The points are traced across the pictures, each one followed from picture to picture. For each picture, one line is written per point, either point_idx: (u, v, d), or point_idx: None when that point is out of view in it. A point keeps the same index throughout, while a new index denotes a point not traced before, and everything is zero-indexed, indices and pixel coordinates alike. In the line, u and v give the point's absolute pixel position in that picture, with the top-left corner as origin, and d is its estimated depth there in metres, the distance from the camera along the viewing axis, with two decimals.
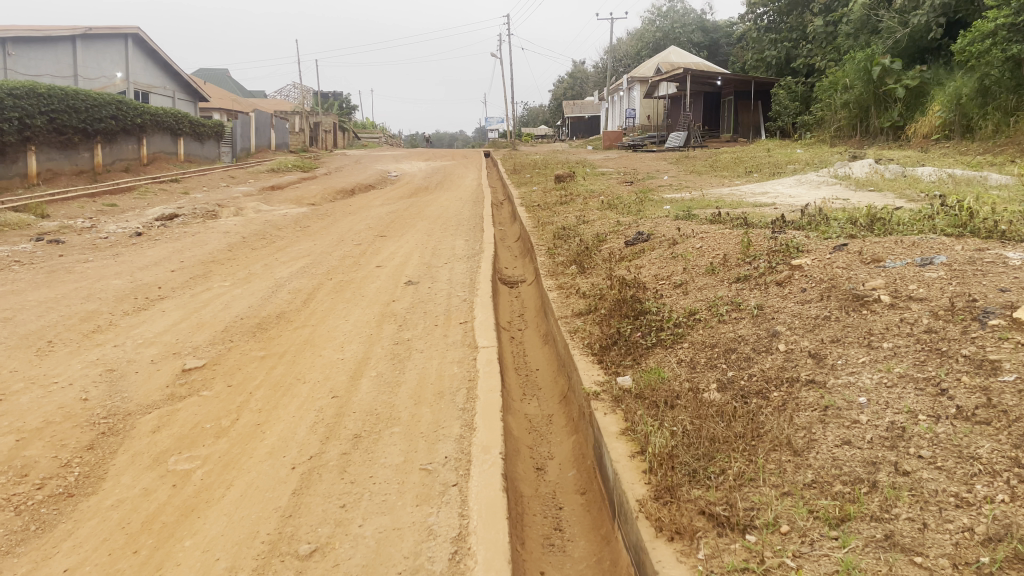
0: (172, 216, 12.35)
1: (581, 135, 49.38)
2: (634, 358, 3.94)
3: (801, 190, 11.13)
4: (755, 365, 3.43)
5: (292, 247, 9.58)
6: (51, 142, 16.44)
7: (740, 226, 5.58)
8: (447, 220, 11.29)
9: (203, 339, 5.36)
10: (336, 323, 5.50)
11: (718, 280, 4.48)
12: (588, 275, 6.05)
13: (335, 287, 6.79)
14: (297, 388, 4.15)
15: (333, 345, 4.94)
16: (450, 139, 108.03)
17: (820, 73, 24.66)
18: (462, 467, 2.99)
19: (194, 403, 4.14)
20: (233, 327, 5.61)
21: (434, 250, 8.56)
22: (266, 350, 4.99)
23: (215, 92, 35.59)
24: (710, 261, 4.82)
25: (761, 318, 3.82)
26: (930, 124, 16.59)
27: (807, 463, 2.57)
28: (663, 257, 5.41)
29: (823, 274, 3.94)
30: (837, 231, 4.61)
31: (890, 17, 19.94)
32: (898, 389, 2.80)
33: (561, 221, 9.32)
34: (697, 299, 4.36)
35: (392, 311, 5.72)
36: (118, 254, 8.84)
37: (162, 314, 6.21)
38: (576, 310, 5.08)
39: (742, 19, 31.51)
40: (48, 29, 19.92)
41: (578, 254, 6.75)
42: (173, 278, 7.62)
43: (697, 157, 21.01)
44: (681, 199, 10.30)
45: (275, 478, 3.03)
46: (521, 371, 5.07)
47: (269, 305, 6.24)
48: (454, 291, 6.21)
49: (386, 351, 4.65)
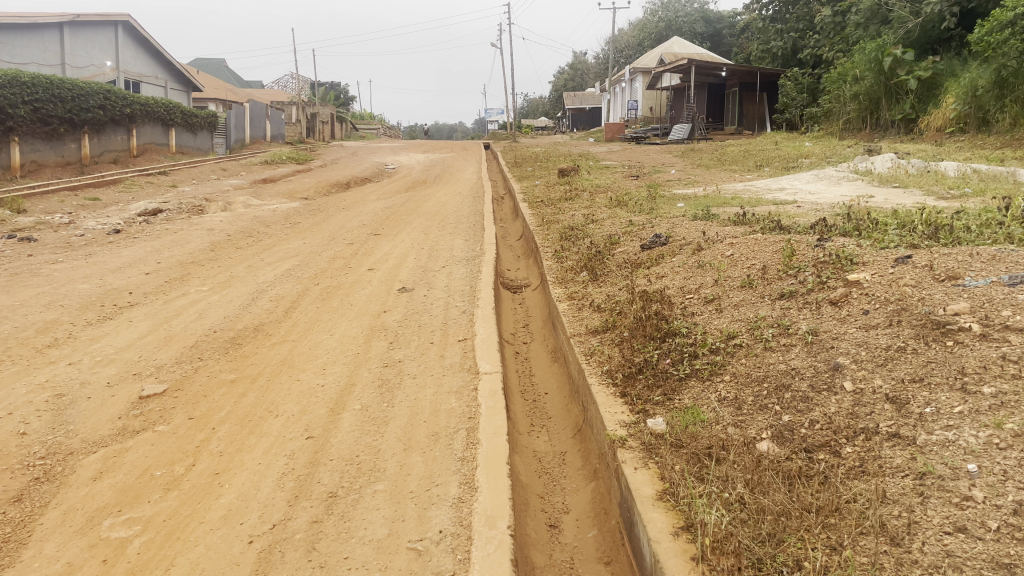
0: (157, 212, 11.73)
1: (582, 126, 48.68)
2: (665, 392, 3.32)
3: (820, 186, 10.50)
4: (817, 409, 2.83)
5: (281, 246, 8.97)
6: (36, 133, 15.80)
7: (775, 231, 4.98)
8: (446, 217, 10.70)
9: (168, 358, 4.73)
10: (319, 339, 4.89)
11: (758, 296, 3.87)
12: (601, 283, 5.45)
13: (322, 294, 6.18)
14: (267, 425, 3.53)
15: (314, 367, 4.33)
16: (450, 130, 107.37)
17: (827, 64, 23.98)
18: (461, 548, 2.39)
19: (145, 443, 3.52)
20: (204, 342, 5.00)
21: (431, 251, 7.94)
22: (238, 373, 4.38)
23: (210, 83, 34.91)
24: (746, 273, 4.21)
25: (816, 346, 3.21)
26: (944, 116, 15.97)
27: (911, 560, 1.97)
28: (688, 266, 4.80)
29: (887, 293, 3.33)
30: (894, 238, 4.01)
31: (902, 7, 19.27)
32: (1016, 454, 2.19)
33: (567, 221, 8.70)
34: (735, 318, 3.75)
35: (383, 324, 5.11)
36: (92, 254, 8.23)
37: (128, 326, 5.59)
38: (590, 327, 4.47)
39: (747, 10, 30.83)
40: (34, 16, 19.25)
41: (589, 258, 6.15)
42: (147, 282, 7.01)
43: (703, 150, 20.39)
44: (693, 196, 9.69)
45: (226, 557, 2.42)
46: (528, 396, 4.46)
47: (247, 315, 5.63)
48: (452, 300, 5.60)
49: (373, 377, 4.03)
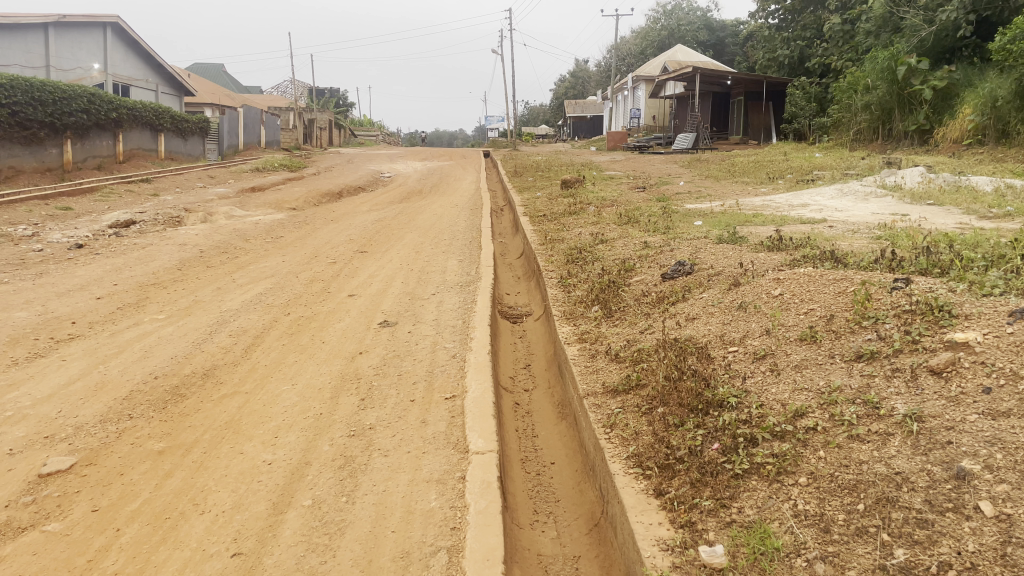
0: (130, 223, 10.90)
1: (584, 134, 47.85)
2: (718, 496, 2.47)
3: (845, 203, 9.65)
4: (950, 545, 1.99)
5: (257, 265, 8.13)
6: (13, 137, 14.96)
7: (829, 264, 4.15)
8: (441, 232, 9.88)
9: (90, 416, 3.86)
10: (277, 392, 4.02)
11: (826, 356, 3.05)
12: (616, 321, 4.62)
13: (290, 328, 5.31)
14: (189, 528, 2.67)
15: (264, 433, 3.47)
16: (451, 138, 106.70)
17: (836, 74, 23.19)
18: None
19: (25, 550, 2.64)
20: (140, 393, 4.14)
21: (421, 274, 7.11)
22: (169, 440, 3.50)
23: (205, 87, 34.10)
24: (807, 320, 3.37)
25: (924, 439, 2.36)
26: (961, 127, 15.11)
27: None
28: (725, 306, 3.97)
29: (1015, 366, 2.51)
30: (998, 282, 3.18)
31: (914, 14, 18.46)
32: None
33: (573, 240, 7.88)
34: (799, 388, 2.91)
35: (356, 371, 4.25)
36: (43, 273, 7.39)
37: (57, 367, 4.72)
38: (607, 385, 3.62)
39: (752, 19, 30.07)
40: (18, 16, 18.43)
41: (602, 286, 5.31)
42: (96, 309, 6.16)
43: (710, 160, 19.57)
44: (709, 212, 8.87)
45: None
46: (531, 470, 3.61)
47: (200, 355, 4.77)
48: (441, 339, 4.76)
49: (334, 453, 3.17)
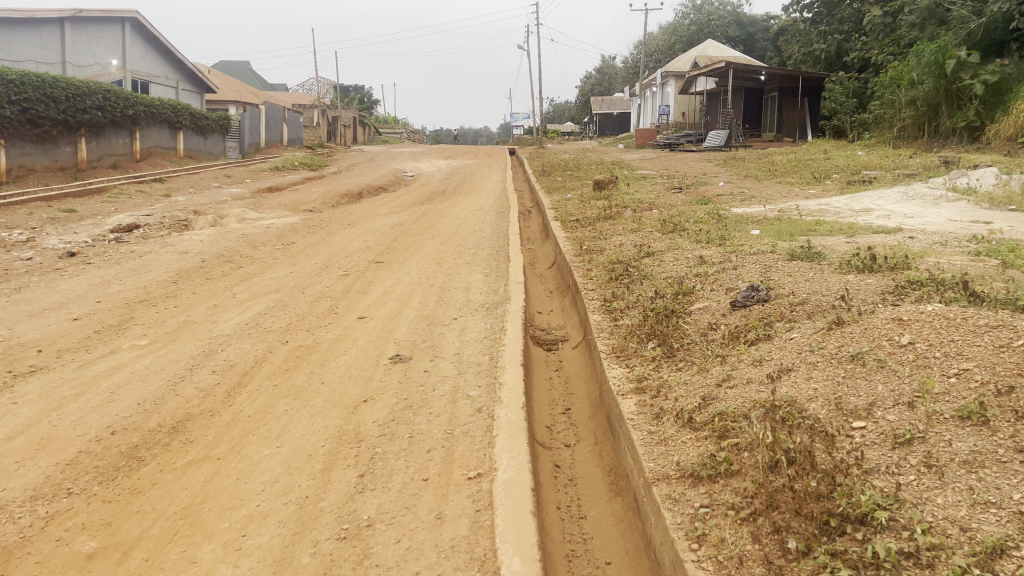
0: (133, 227, 10.17)
1: (609, 131, 46.69)
2: None
3: (914, 208, 8.63)
4: None
5: (262, 276, 7.33)
6: (24, 135, 14.31)
7: (964, 303, 3.23)
8: (465, 239, 9.04)
9: (19, 491, 3.04)
10: (257, 459, 3.18)
11: (1017, 447, 2.15)
12: (681, 363, 3.74)
13: (285, 363, 4.45)
14: None
15: (230, 529, 2.63)
16: (475, 135, 105.88)
17: (877, 67, 21.91)
18: None
19: None
20: (89, 457, 3.31)
21: (443, 291, 6.25)
22: (107, 537, 2.66)
23: (227, 84, 33.54)
24: (972, 390, 2.45)
25: None
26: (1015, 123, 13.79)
27: None
28: (830, 356, 3.05)
29: None
30: None
31: (963, 5, 17.14)
32: None
33: (613, 251, 6.96)
34: (989, 505, 2.00)
35: (358, 429, 3.39)
36: (23, 288, 6.65)
37: (3, 412, 3.91)
38: (686, 465, 2.72)
39: (788, 12, 28.81)
40: (33, 11, 17.79)
41: (658, 315, 4.41)
42: (71, 332, 5.39)
43: (746, 159, 18.46)
44: (763, 218, 7.92)
45: None
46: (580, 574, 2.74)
47: (173, 400, 3.94)
48: (463, 384, 3.89)
49: (317, 571, 2.33)
